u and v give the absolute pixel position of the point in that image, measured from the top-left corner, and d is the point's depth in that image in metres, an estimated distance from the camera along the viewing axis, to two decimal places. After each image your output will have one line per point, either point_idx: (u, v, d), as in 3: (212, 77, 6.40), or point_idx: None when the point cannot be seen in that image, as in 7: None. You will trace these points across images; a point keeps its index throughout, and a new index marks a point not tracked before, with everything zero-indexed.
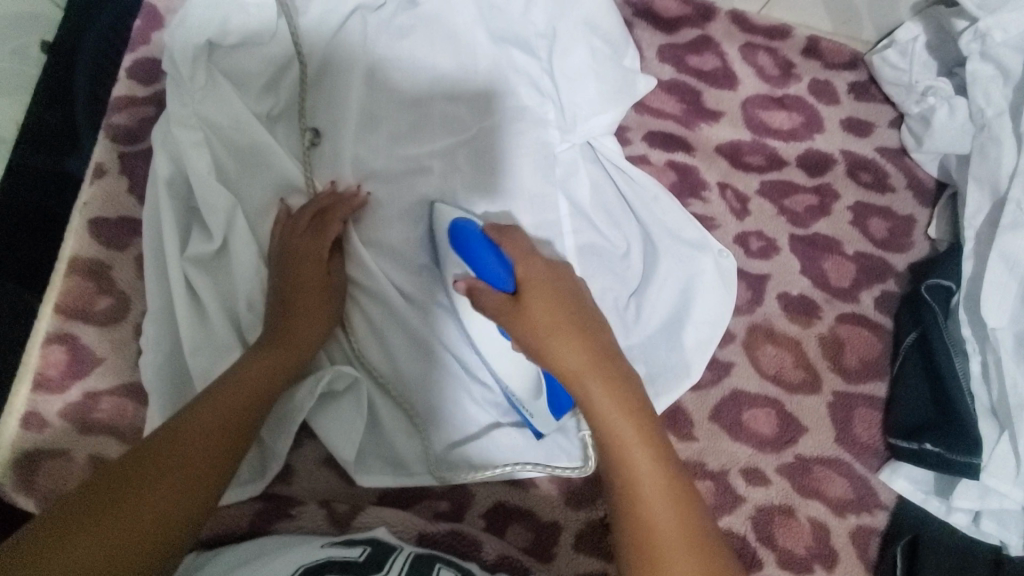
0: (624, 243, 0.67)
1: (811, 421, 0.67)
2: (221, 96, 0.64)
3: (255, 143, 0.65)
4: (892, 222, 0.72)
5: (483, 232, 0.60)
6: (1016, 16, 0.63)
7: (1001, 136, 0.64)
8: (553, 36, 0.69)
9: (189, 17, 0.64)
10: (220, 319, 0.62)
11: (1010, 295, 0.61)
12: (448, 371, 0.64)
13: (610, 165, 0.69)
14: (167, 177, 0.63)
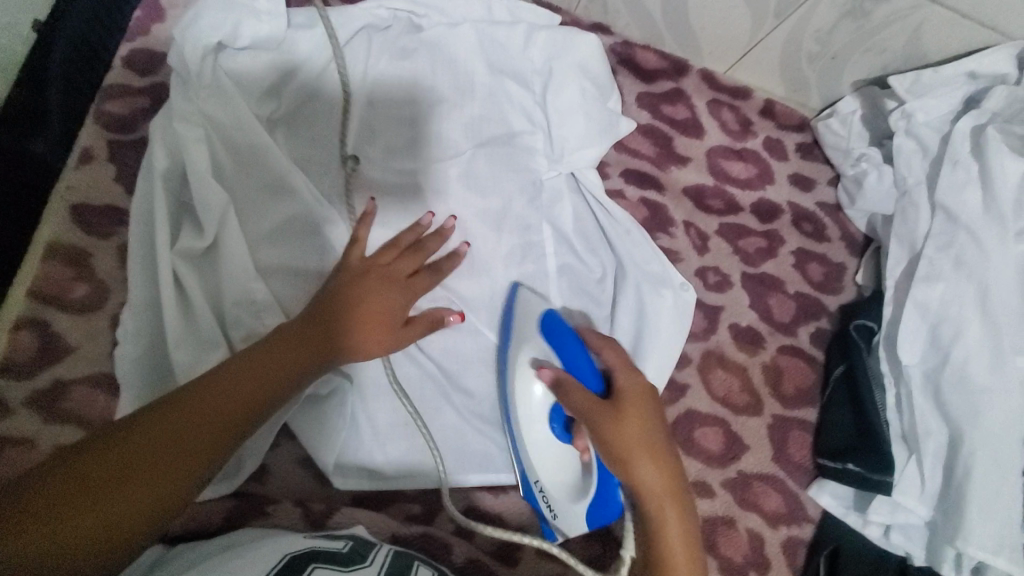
0: (599, 269, 0.73)
1: (753, 440, 0.75)
2: (224, 92, 0.62)
3: (253, 143, 0.63)
4: (827, 268, 0.82)
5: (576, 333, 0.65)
6: (935, 104, 0.72)
7: (919, 203, 0.74)
8: (548, 73, 0.73)
9: (201, 16, 0.63)
10: (207, 317, 0.60)
11: (920, 337, 0.71)
12: (430, 379, 0.68)
13: (590, 197, 0.74)
14: (165, 170, 0.60)
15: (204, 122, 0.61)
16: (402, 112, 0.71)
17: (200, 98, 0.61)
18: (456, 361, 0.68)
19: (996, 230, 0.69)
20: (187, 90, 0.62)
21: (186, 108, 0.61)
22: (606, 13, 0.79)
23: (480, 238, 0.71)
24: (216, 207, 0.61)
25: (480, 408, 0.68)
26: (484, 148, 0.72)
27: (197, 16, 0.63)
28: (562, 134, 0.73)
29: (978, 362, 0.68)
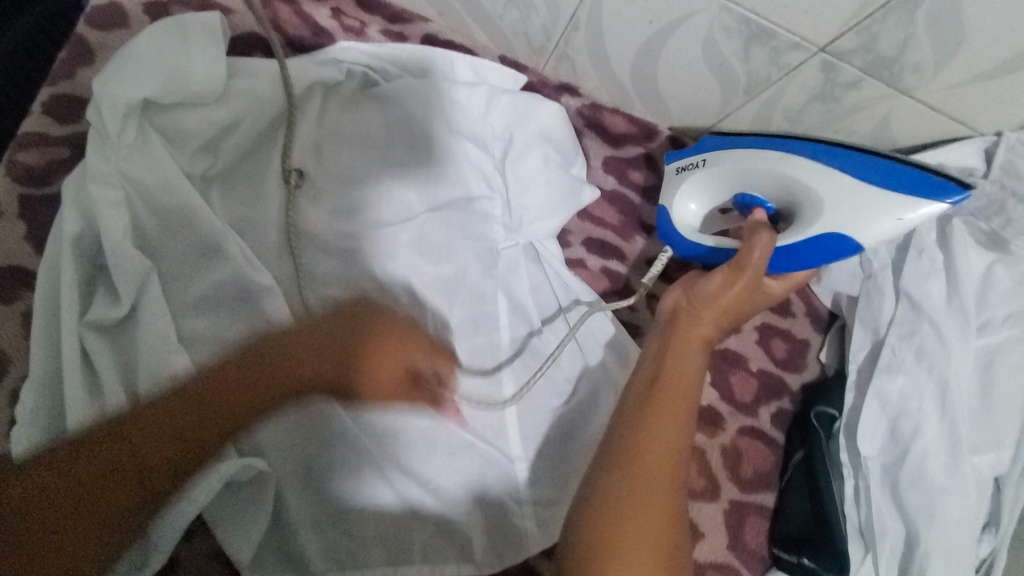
0: (555, 347, 0.70)
1: (708, 526, 0.71)
2: (150, 152, 0.58)
3: (183, 206, 0.58)
4: (791, 344, 0.79)
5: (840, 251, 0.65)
6: None
7: (884, 288, 0.72)
8: (509, 139, 0.72)
9: (122, 67, 0.57)
10: (116, 395, 0.54)
11: (880, 429, 0.69)
12: (363, 458, 0.61)
13: (551, 269, 0.73)
14: (74, 235, 0.55)
15: (127, 184, 0.57)
16: (351, 169, 0.67)
17: (125, 157, 0.57)
18: (391, 440, 0.63)
19: (958, 323, 0.68)
20: (103, 146, 0.56)
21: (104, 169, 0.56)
22: (574, 74, 0.75)
23: (430, 309, 0.66)
24: (134, 276, 0.55)
25: (415, 491, 0.62)
26: (439, 213, 0.69)
27: (116, 62, 0.57)
28: (520, 203, 0.72)
29: (937, 459, 0.66)
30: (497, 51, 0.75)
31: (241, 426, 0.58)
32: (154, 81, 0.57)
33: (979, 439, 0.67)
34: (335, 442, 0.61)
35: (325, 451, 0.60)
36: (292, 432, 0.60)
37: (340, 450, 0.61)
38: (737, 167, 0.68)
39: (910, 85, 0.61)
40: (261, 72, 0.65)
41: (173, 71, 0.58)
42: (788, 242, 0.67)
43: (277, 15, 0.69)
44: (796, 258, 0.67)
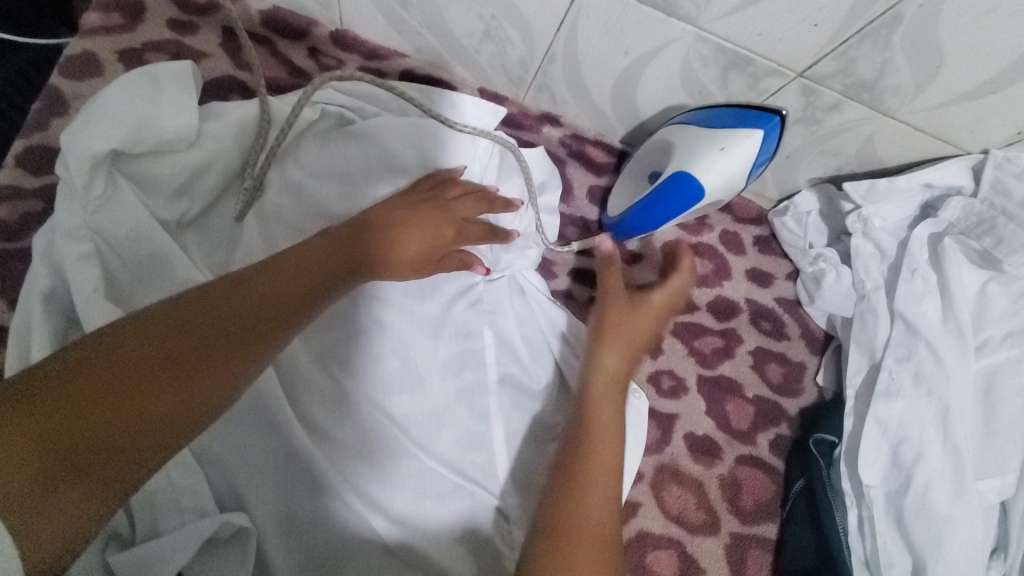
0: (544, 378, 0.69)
1: (708, 562, 0.69)
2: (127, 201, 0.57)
3: (160, 254, 0.57)
4: (786, 368, 0.78)
5: (661, 191, 0.62)
6: (891, 208, 0.69)
7: (877, 310, 0.71)
8: (491, 169, 0.71)
9: (90, 121, 0.56)
10: None
11: (881, 457, 0.67)
12: (345, 502, 0.58)
13: (534, 299, 0.71)
14: (47, 291, 0.54)
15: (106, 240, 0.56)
16: (324, 205, 0.65)
17: (104, 210, 0.56)
18: (378, 483, 0.61)
19: (955, 345, 0.67)
20: (76, 201, 0.55)
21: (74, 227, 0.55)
22: (554, 103, 0.74)
23: (413, 349, 0.65)
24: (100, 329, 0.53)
25: (404, 533, 0.60)
26: None
27: (92, 117, 0.56)
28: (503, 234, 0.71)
29: (941, 487, 0.64)
30: (477, 83, 0.74)
31: (223, 477, 0.57)
32: (121, 133, 0.56)
33: (982, 464, 0.65)
34: (321, 490, 0.58)
35: (308, 501, 0.58)
36: (274, 483, 0.58)
37: (324, 498, 0.58)
38: (651, 146, 0.67)
39: (892, 106, 0.60)
40: (228, 112, 0.63)
41: (140, 120, 0.57)
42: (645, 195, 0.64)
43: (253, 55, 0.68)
44: (651, 213, 0.65)
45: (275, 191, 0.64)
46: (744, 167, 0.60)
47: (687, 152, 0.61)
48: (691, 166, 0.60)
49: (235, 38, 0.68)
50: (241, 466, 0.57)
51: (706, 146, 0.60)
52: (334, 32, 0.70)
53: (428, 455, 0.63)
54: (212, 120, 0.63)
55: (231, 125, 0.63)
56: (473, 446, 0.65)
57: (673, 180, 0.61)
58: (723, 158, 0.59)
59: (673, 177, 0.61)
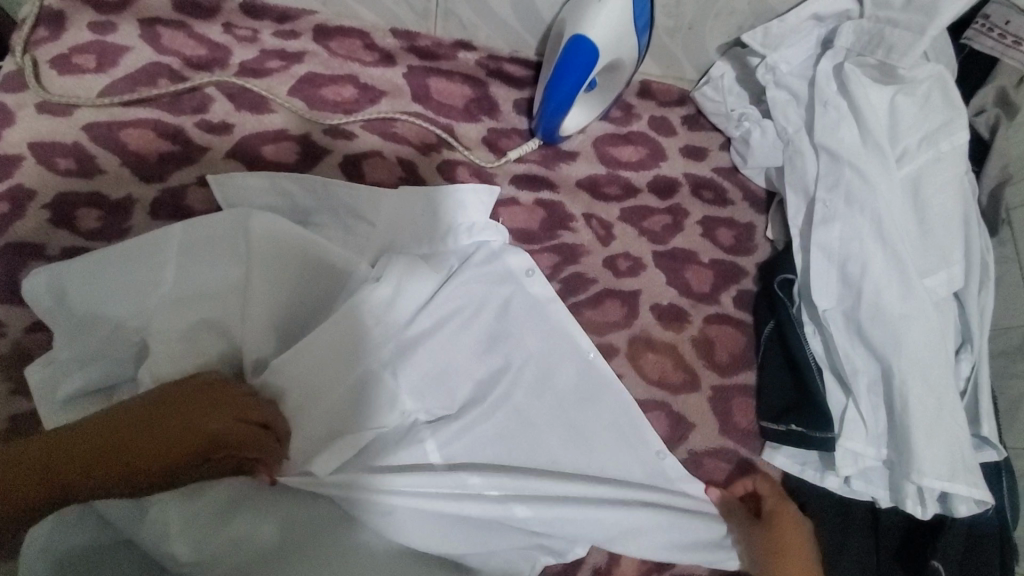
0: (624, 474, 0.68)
1: (695, 416, 0.73)
2: (127, 280, 0.60)
3: (133, 249, 0.61)
4: (736, 230, 0.81)
5: (560, 66, 0.67)
6: (793, 51, 0.75)
7: (802, 150, 0.75)
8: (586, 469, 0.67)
9: (84, 145, 0.67)
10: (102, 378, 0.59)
11: (831, 279, 0.71)
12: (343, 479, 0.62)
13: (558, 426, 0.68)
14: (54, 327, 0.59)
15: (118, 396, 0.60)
16: (271, 163, 0.70)
17: (100, 309, 0.59)
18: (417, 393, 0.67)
19: (877, 160, 0.70)
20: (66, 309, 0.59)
21: (64, 317, 0.60)
22: (464, 28, 0.79)
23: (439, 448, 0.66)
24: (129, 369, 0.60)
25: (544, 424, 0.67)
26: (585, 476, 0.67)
27: (71, 134, 0.67)
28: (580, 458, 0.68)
29: (890, 291, 0.68)
30: (387, 25, 0.80)
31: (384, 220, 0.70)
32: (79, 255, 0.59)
33: (925, 263, 0.68)
34: (320, 520, 0.61)
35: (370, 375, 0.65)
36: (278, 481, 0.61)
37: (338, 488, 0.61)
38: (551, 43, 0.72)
39: None
40: (179, 112, 0.70)
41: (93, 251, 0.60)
42: (549, 81, 0.69)
43: (173, 40, 0.73)
44: (559, 92, 0.68)
45: (225, 162, 0.69)
46: (627, 22, 0.66)
47: (571, 23, 0.66)
48: (581, 28, 0.65)
49: (154, 28, 0.73)
50: (195, 516, 0.57)
51: (588, 11, 0.65)
52: (243, 4, 0.76)
53: (434, 387, 0.67)
54: (164, 119, 0.70)
55: (184, 122, 0.70)
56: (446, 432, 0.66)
57: (565, 53, 0.66)
58: (604, 13, 0.65)
59: (570, 45, 0.66)
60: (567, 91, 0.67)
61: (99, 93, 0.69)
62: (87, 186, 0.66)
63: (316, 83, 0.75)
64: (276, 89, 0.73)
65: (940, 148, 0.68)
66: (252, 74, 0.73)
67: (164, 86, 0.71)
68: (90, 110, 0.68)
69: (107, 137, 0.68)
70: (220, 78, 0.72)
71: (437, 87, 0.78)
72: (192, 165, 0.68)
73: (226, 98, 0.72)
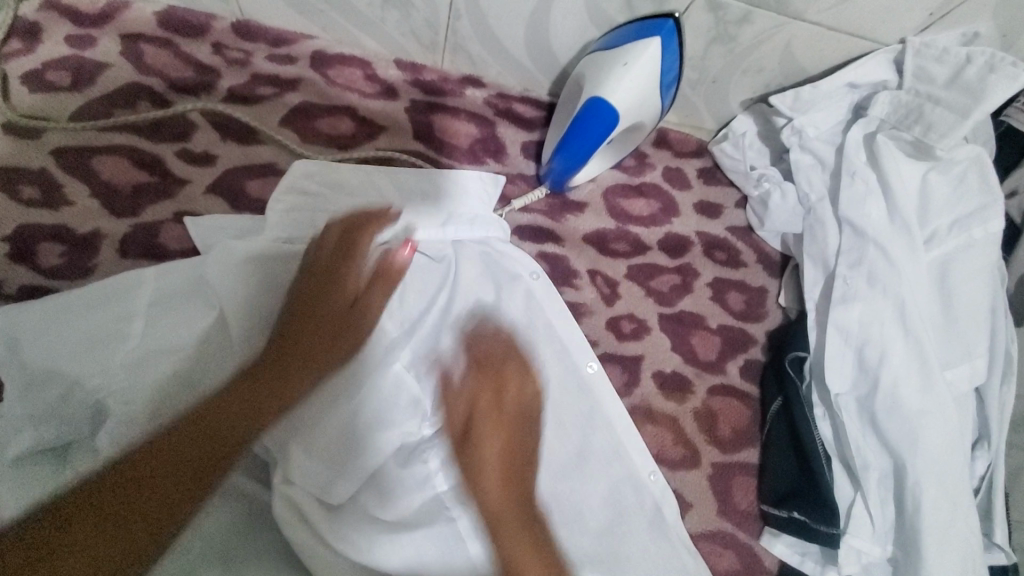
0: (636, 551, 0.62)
1: (693, 496, 0.68)
2: (97, 330, 0.54)
3: (108, 295, 0.56)
4: (747, 295, 0.77)
5: (578, 122, 0.63)
6: (823, 116, 0.70)
7: (825, 219, 0.71)
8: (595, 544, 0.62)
9: (51, 171, 0.61)
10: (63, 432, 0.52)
11: (847, 362, 0.67)
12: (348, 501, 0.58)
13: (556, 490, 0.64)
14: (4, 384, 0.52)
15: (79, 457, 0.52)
16: (255, 198, 0.65)
17: (63, 365, 0.52)
18: (406, 410, 0.63)
19: (904, 241, 0.66)
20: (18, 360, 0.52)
21: (16, 370, 0.52)
22: (473, 63, 0.74)
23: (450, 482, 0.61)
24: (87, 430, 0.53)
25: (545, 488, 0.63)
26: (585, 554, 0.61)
27: (38, 157, 0.62)
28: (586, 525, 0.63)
29: (909, 383, 0.63)
30: (391, 55, 0.74)
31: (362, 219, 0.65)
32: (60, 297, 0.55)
33: (948, 354, 0.64)
34: None
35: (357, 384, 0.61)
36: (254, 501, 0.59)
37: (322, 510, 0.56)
38: (568, 94, 0.68)
39: (800, 9, 0.63)
40: (159, 139, 0.65)
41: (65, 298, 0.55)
42: (563, 135, 0.64)
43: (157, 60, 0.68)
44: (572, 149, 0.64)
45: (205, 196, 0.64)
46: (653, 83, 0.61)
47: (594, 79, 0.62)
48: (602, 89, 0.61)
49: (137, 45, 0.68)
50: None
51: (613, 70, 0.61)
52: (235, 25, 0.71)
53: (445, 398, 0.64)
54: (142, 146, 0.64)
55: (164, 150, 0.64)
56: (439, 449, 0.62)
57: (584, 111, 0.62)
58: (627, 75, 0.60)
59: (588, 103, 0.61)
60: (583, 149, 0.63)
61: (71, 115, 0.64)
62: (50, 217, 0.60)
63: (311, 114, 0.69)
64: (266, 118, 0.68)
65: (972, 234, 0.64)
66: (241, 101, 0.68)
67: (144, 111, 0.65)
68: (60, 134, 0.63)
69: (77, 163, 0.62)
70: (207, 104, 0.66)
71: (441, 124, 0.73)
72: (169, 200, 0.63)
73: (212, 126, 0.66)
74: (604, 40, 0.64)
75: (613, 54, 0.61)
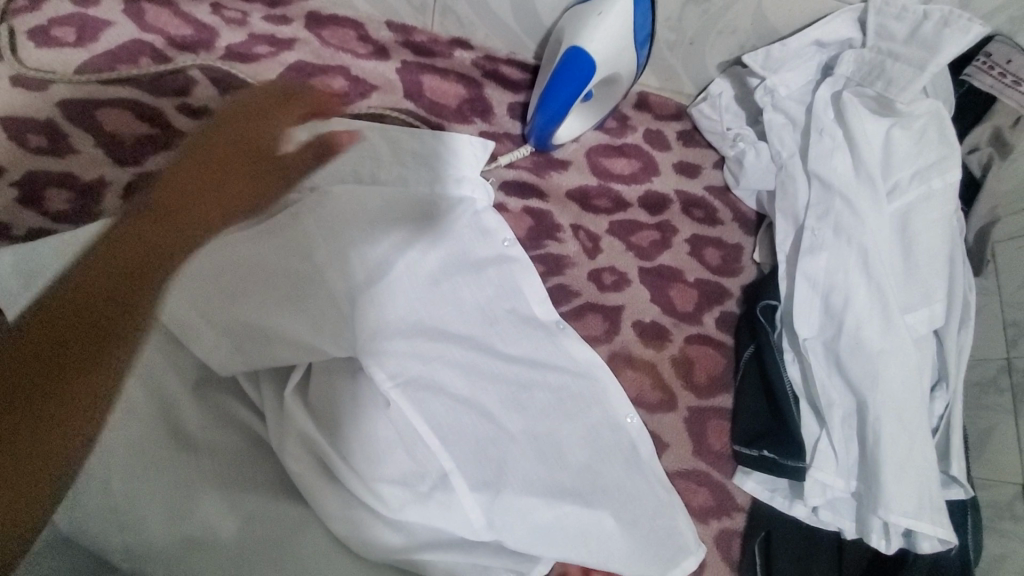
0: (613, 487, 0.64)
1: (670, 436, 0.72)
2: None
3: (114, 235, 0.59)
4: (723, 250, 0.81)
5: (559, 74, 0.66)
6: (792, 76, 0.74)
7: (795, 175, 0.74)
8: (572, 479, 0.64)
9: (57, 121, 0.64)
10: None
11: (814, 308, 0.71)
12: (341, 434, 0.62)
13: (536, 429, 0.66)
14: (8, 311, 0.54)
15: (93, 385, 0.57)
16: (253, 150, 0.68)
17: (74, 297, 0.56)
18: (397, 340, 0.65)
19: (869, 193, 0.70)
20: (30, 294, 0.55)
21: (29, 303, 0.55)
22: (461, 26, 0.77)
23: (440, 419, 0.64)
24: None
25: (525, 426, 0.66)
26: (565, 489, 0.63)
27: (44, 108, 0.65)
28: (566, 460, 0.65)
29: (871, 326, 0.67)
30: (383, 18, 0.78)
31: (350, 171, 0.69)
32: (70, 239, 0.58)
33: (908, 299, 0.68)
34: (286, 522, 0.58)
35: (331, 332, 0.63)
36: (252, 431, 0.63)
37: (312, 445, 0.60)
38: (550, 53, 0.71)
39: None
40: (160, 93, 0.68)
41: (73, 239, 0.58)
42: (545, 88, 0.68)
43: (157, 18, 0.71)
44: (553, 100, 0.67)
45: None
46: (627, 36, 0.65)
47: (573, 32, 0.65)
48: (579, 41, 0.64)
49: (138, 4, 0.71)
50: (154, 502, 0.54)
51: (591, 22, 0.64)
52: None
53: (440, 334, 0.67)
54: (143, 98, 0.67)
55: (165, 104, 0.67)
56: (415, 398, 0.64)
57: (564, 62, 0.65)
58: (603, 26, 0.64)
59: (567, 55, 0.65)
60: (563, 101, 0.66)
61: (75, 69, 0.67)
62: (57, 165, 0.63)
63: (306, 72, 0.72)
64: (262, 75, 0.71)
65: (931, 185, 0.68)
66: (238, 59, 0.71)
67: (145, 65, 0.68)
68: (65, 86, 0.66)
69: (82, 115, 0.65)
70: (205, 59, 0.69)
71: (430, 84, 0.76)
72: (170, 150, 0.66)
73: (210, 81, 0.69)
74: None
75: (590, 9, 0.65)
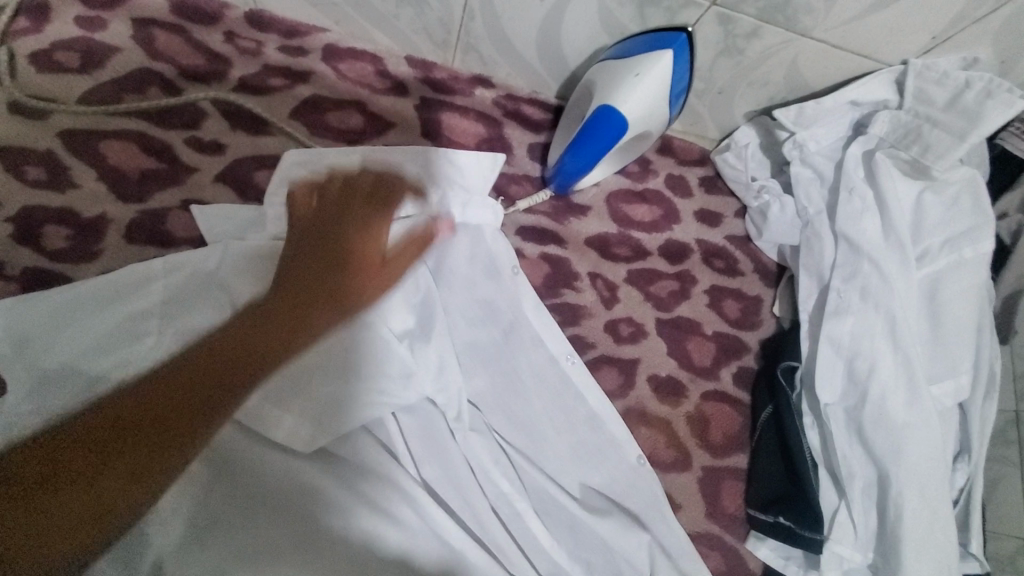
0: (630, 552, 0.62)
1: (683, 497, 0.70)
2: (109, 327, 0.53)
3: (118, 287, 0.55)
4: (743, 303, 0.78)
5: (590, 127, 0.65)
6: (824, 131, 0.72)
7: (821, 233, 0.72)
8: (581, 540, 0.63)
9: (59, 152, 0.61)
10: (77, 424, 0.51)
11: (838, 372, 0.68)
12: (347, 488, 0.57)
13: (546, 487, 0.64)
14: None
15: None
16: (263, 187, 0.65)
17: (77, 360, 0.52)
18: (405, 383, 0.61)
19: (898, 258, 0.68)
20: (28, 356, 0.51)
21: (23, 373, 0.51)
22: (483, 64, 0.75)
23: (450, 472, 0.62)
24: None
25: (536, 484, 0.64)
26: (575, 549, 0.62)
27: (46, 138, 0.61)
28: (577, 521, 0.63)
29: (896, 396, 0.65)
30: (403, 51, 0.75)
31: None
32: (71, 293, 0.54)
33: (934, 370, 0.66)
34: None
35: (342, 376, 0.60)
36: None
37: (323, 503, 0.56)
38: (578, 99, 0.70)
39: (807, 26, 0.64)
40: (168, 125, 0.65)
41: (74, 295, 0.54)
42: (573, 139, 0.66)
43: (169, 47, 0.68)
44: (583, 152, 0.66)
45: (213, 185, 0.64)
46: (662, 94, 0.64)
47: (607, 87, 0.64)
48: (614, 99, 0.63)
49: (149, 30, 0.68)
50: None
51: (626, 79, 0.63)
52: (248, 14, 0.71)
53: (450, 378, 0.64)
54: (150, 131, 0.64)
55: (172, 137, 0.64)
56: (429, 448, 0.63)
57: (595, 117, 0.64)
58: (639, 85, 0.63)
59: (600, 110, 0.63)
60: (593, 154, 0.65)
61: (80, 97, 0.64)
62: (56, 200, 0.60)
63: (321, 108, 0.70)
64: (276, 109, 0.68)
65: (963, 254, 0.66)
66: (252, 91, 0.68)
67: (153, 96, 0.65)
68: (67, 116, 0.63)
69: (84, 146, 0.62)
70: (216, 91, 0.66)
71: (449, 123, 0.73)
72: (176, 187, 0.63)
73: (221, 114, 0.66)
74: (616, 49, 0.66)
75: (625, 64, 0.63)
